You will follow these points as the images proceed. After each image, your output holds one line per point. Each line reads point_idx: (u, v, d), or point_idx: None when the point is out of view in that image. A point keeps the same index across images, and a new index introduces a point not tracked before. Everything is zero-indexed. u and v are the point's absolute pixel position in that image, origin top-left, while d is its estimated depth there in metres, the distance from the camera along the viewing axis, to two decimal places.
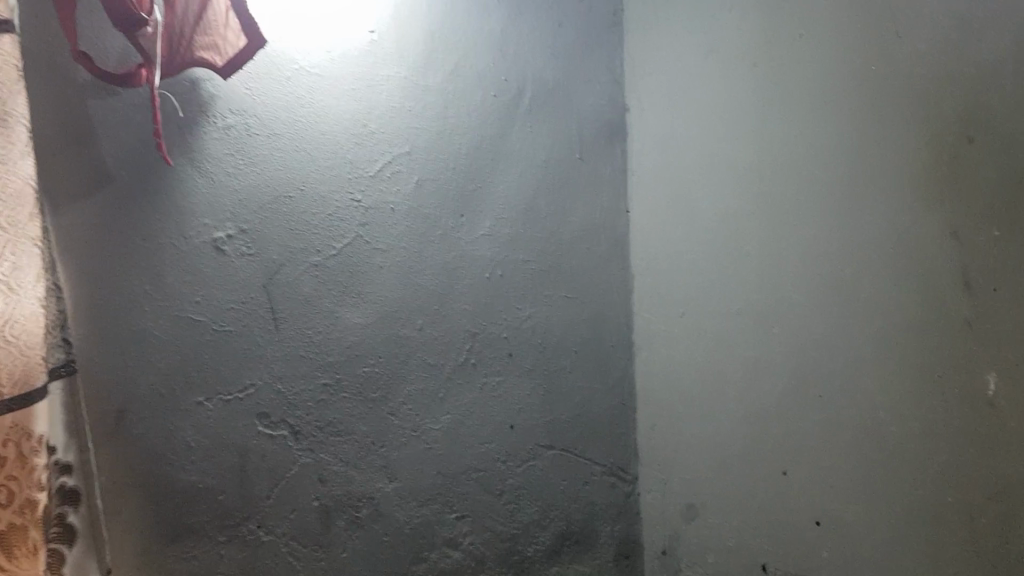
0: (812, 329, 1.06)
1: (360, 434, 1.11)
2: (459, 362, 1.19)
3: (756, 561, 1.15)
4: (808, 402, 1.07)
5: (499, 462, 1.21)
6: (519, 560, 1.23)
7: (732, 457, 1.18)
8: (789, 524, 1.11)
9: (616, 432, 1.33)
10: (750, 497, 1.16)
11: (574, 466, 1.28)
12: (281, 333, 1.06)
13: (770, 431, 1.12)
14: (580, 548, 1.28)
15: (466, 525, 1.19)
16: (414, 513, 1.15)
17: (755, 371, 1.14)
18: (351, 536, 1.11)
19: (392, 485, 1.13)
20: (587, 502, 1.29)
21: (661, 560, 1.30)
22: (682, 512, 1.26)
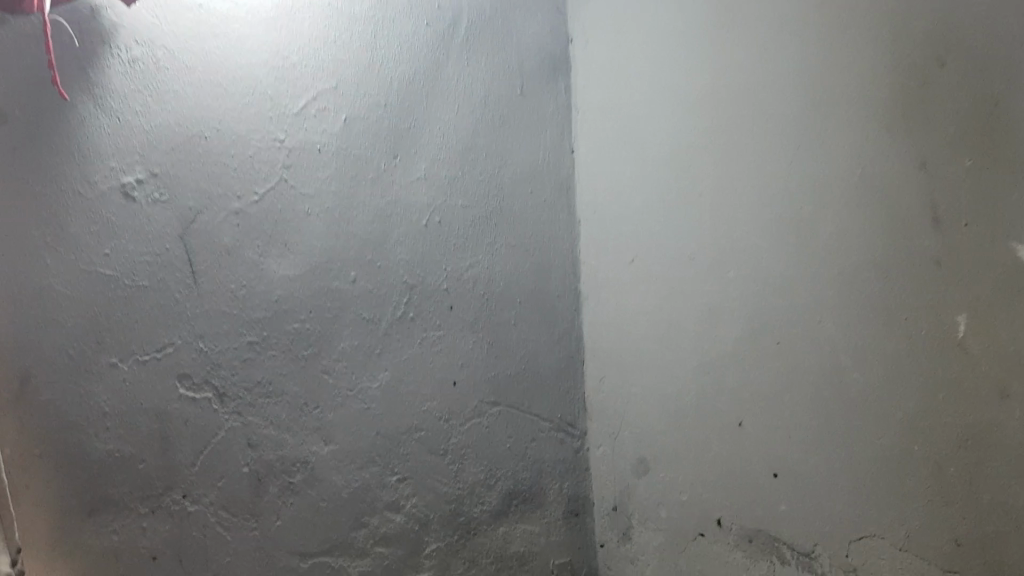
0: (772, 273, 1.02)
1: (293, 395, 1.04)
2: (396, 316, 1.12)
3: (711, 515, 1.12)
4: (763, 351, 1.04)
5: (442, 421, 1.15)
6: (466, 521, 1.17)
7: (684, 408, 1.14)
8: (746, 476, 1.07)
9: (564, 386, 1.27)
10: (705, 449, 1.12)
11: (521, 422, 1.22)
12: (201, 287, 0.98)
13: (726, 380, 1.08)
14: (528, 507, 1.22)
15: (409, 488, 1.12)
16: (353, 477, 1.08)
17: (707, 318, 1.10)
18: (286, 504, 1.04)
19: (328, 449, 1.06)
20: (535, 459, 1.22)
21: (611, 516, 1.25)
22: (632, 467, 1.21)
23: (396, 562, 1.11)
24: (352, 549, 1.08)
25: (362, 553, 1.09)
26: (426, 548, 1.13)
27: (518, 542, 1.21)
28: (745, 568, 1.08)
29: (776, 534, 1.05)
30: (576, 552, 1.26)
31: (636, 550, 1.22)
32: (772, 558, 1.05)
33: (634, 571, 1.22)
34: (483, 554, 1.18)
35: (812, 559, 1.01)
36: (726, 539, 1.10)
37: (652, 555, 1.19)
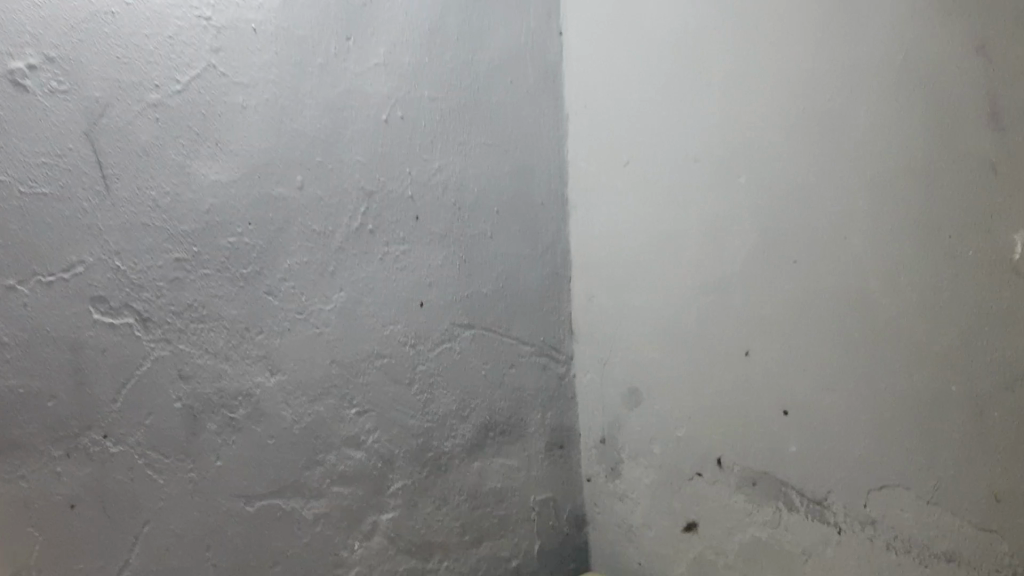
0: (792, 180, 0.87)
1: (231, 319, 0.90)
2: (352, 228, 0.97)
3: (711, 454, 0.99)
4: (776, 270, 0.90)
5: (407, 346, 1.01)
6: (435, 457, 1.04)
7: (680, 333, 1.00)
8: (751, 412, 0.94)
9: (547, 305, 1.13)
10: (706, 379, 0.98)
11: (498, 347, 1.08)
12: (115, 195, 0.83)
13: (731, 303, 0.94)
14: (506, 440, 1.09)
15: (370, 422, 0.99)
16: (305, 411, 0.95)
17: (710, 232, 0.96)
18: (227, 442, 0.91)
19: (275, 380, 0.93)
20: (514, 387, 1.09)
21: (600, 450, 1.13)
22: (624, 397, 1.08)
23: (357, 502, 1.00)
24: (306, 490, 0.96)
25: (317, 494, 0.97)
26: (391, 486, 1.02)
27: (495, 478, 1.09)
28: (747, 513, 0.96)
29: (783, 479, 0.92)
30: (559, 487, 1.14)
31: (625, 487, 1.11)
32: (778, 504, 0.93)
33: (622, 509, 1.11)
34: (456, 491, 1.06)
35: (823, 508, 0.89)
36: (726, 481, 0.98)
37: (644, 494, 1.08)
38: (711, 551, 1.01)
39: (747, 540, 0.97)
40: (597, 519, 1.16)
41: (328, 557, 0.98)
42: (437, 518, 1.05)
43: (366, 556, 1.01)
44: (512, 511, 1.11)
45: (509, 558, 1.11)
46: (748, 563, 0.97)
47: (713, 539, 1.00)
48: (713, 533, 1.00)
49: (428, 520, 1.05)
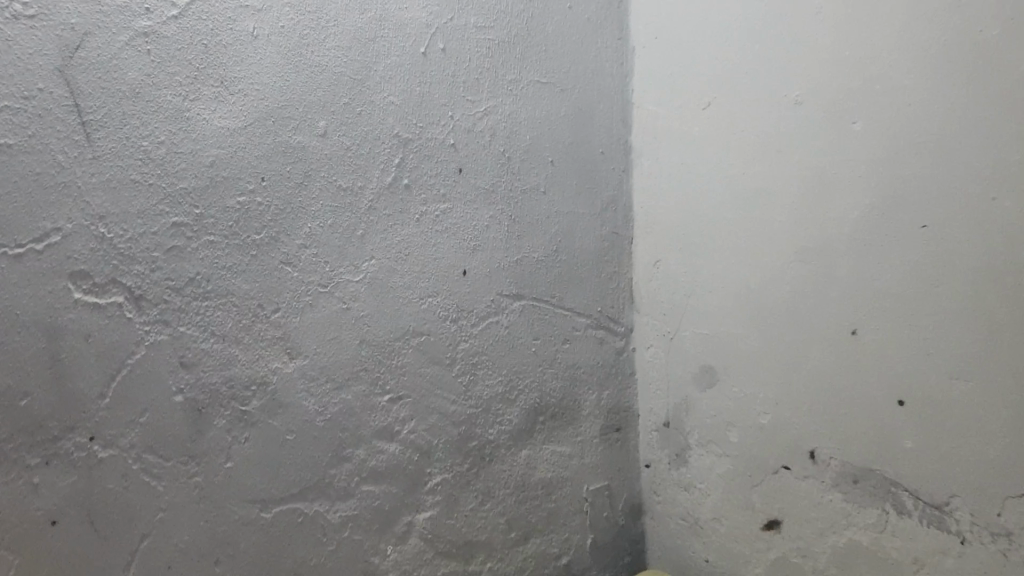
0: (923, 125, 0.71)
1: (242, 295, 0.76)
2: (385, 182, 0.82)
3: (802, 446, 0.85)
4: (897, 234, 0.74)
5: (448, 321, 0.86)
6: (479, 447, 0.90)
7: (771, 304, 0.85)
8: (858, 400, 0.79)
9: (605, 270, 0.98)
10: (801, 360, 0.83)
11: (550, 319, 0.93)
12: (97, 146, 0.67)
13: (837, 272, 0.79)
14: (558, 424, 0.95)
15: (406, 410, 0.85)
16: (330, 401, 0.81)
17: (813, 187, 0.80)
18: (239, 440, 0.77)
19: (295, 365, 0.79)
20: (567, 365, 0.95)
21: (662, 434, 0.99)
22: (694, 377, 0.94)
23: (390, 501, 0.86)
24: (332, 490, 0.82)
25: (345, 495, 0.83)
26: (429, 482, 0.88)
27: (545, 467, 0.94)
28: (845, 515, 0.82)
29: (895, 478, 0.78)
30: (616, 475, 1.00)
31: (692, 476, 0.96)
32: (886, 507, 0.79)
33: (688, 501, 0.97)
34: (501, 485, 0.92)
35: (943, 514, 0.74)
36: (819, 478, 0.84)
37: (716, 485, 0.94)
38: (796, 554, 0.87)
39: (843, 544, 0.83)
40: (657, 511, 1.02)
41: (356, 565, 0.84)
42: (481, 515, 0.91)
43: (400, 562, 0.86)
44: (564, 503, 0.96)
45: (559, 554, 0.97)
46: (841, 571, 0.83)
47: (799, 540, 0.86)
48: (800, 533, 0.86)
49: (470, 517, 0.90)
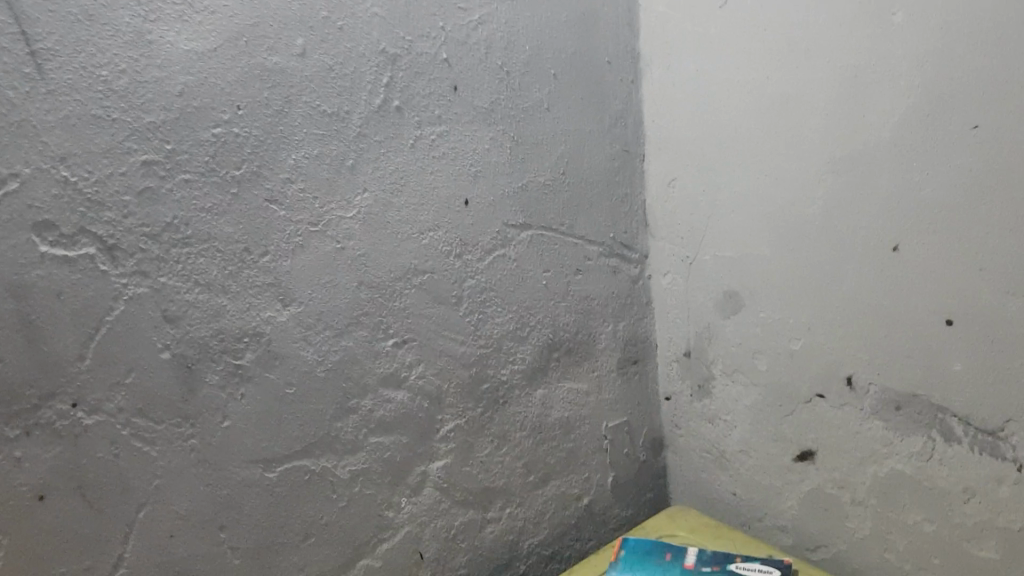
0: (972, 13, 0.64)
1: (226, 239, 0.69)
2: (374, 106, 0.74)
3: (839, 372, 0.79)
4: (944, 139, 0.67)
5: (452, 257, 0.80)
6: (493, 389, 0.84)
7: (801, 221, 0.79)
8: (901, 320, 0.73)
9: (616, 192, 0.91)
10: (836, 281, 0.77)
11: (560, 249, 0.87)
12: (50, 79, 0.59)
13: (876, 183, 0.72)
14: (574, 361, 0.89)
15: (411, 355, 0.79)
16: (330, 349, 0.75)
17: (847, 90, 0.73)
18: (235, 397, 0.71)
19: (289, 313, 0.72)
20: (581, 297, 0.89)
21: (683, 365, 0.93)
22: (716, 303, 0.88)
23: (402, 452, 0.80)
24: (338, 444, 0.77)
25: (352, 448, 0.77)
26: (442, 429, 0.82)
27: (562, 407, 0.89)
28: (886, 443, 0.77)
29: (943, 403, 0.72)
30: (636, 410, 0.95)
31: (716, 408, 0.91)
32: (931, 434, 0.74)
33: (714, 433, 0.92)
34: (517, 427, 0.86)
35: (998, 440, 0.69)
36: (858, 404, 0.79)
37: (743, 417, 0.89)
38: (832, 485, 0.82)
39: (885, 473, 0.78)
40: (679, 444, 0.97)
41: (371, 519, 0.80)
42: (498, 460, 0.86)
43: (416, 513, 0.82)
44: (584, 442, 0.91)
45: (579, 495, 0.92)
46: (883, 500, 0.79)
47: (836, 470, 0.82)
48: (836, 463, 0.82)
49: (486, 463, 0.85)
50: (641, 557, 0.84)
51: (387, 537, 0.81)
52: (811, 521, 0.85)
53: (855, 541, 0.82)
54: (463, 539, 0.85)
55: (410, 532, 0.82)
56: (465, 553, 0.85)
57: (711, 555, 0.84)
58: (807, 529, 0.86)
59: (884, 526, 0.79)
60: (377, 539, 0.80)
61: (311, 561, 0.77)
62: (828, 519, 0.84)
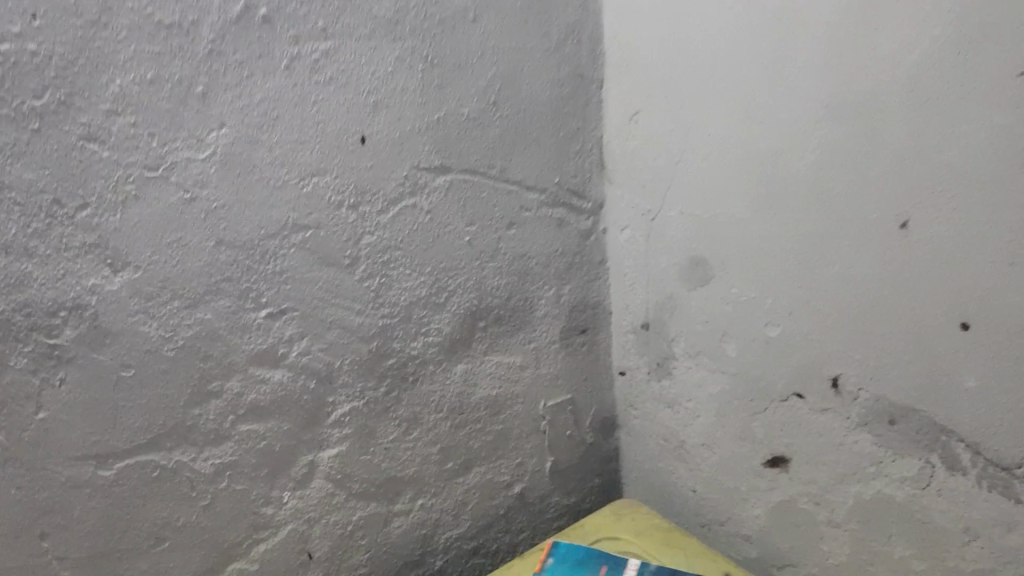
0: None
1: (27, 190, 0.52)
2: (232, 16, 0.56)
3: (823, 372, 0.64)
4: (981, 90, 0.49)
5: (344, 208, 0.64)
6: (400, 365, 0.70)
7: (787, 179, 0.61)
8: (902, 319, 0.57)
9: (565, 127, 0.74)
10: (826, 259, 0.60)
11: (489, 198, 0.71)
12: None
13: (883, 141, 0.55)
14: (505, 331, 0.75)
15: (291, 328, 0.64)
16: (180, 323, 0.60)
17: (854, 15, 0.54)
18: (51, 383, 0.56)
19: (121, 280, 0.57)
20: (515, 255, 0.73)
21: (640, 336, 0.79)
22: (681, 269, 0.72)
23: (282, 441, 0.67)
24: (197, 435, 0.63)
25: (218, 439, 0.64)
26: (334, 412, 0.68)
27: (488, 383, 0.75)
28: (873, 462, 0.62)
29: (948, 425, 0.57)
30: (581, 386, 0.82)
31: (676, 392, 0.77)
32: (929, 459, 0.59)
33: (672, 419, 0.78)
34: (431, 409, 0.73)
35: (1013, 479, 0.54)
36: (843, 413, 0.63)
37: (706, 406, 0.74)
38: (807, 500, 0.68)
39: (870, 497, 0.63)
40: (633, 426, 0.84)
41: (243, 518, 0.67)
42: (407, 447, 0.73)
43: (302, 508, 0.69)
44: (516, 423, 0.78)
45: (510, 482, 0.80)
46: (864, 526, 0.65)
47: (811, 485, 0.67)
48: (812, 477, 0.67)
49: (391, 450, 0.72)
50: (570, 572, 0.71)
51: (265, 537, 0.68)
52: (778, 534, 0.72)
53: (827, 566, 0.68)
54: (363, 535, 0.73)
55: (294, 530, 0.69)
56: (365, 549, 0.73)
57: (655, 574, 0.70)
58: (773, 543, 0.72)
59: (862, 556, 0.65)
60: (252, 539, 0.67)
61: (165, 568, 0.64)
62: (799, 537, 0.70)
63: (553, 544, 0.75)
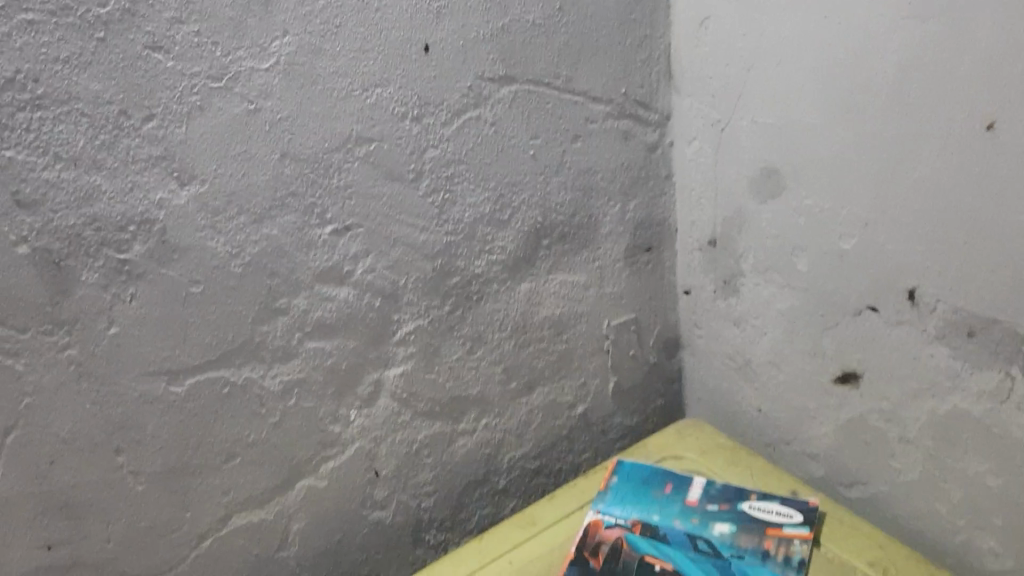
0: None
1: (93, 100, 0.51)
2: None
3: (901, 283, 0.62)
4: None
5: (408, 120, 0.62)
6: (465, 283, 0.69)
7: (865, 83, 0.59)
8: (986, 225, 0.55)
9: (632, 35, 0.71)
10: (906, 167, 0.58)
11: (553, 110, 0.69)
12: None
13: (972, 35, 0.52)
14: (569, 248, 0.74)
15: (356, 245, 0.63)
16: (247, 238, 0.59)
17: None
18: (122, 298, 0.56)
19: (188, 194, 0.56)
20: (580, 170, 0.72)
21: (707, 254, 0.77)
22: (751, 182, 0.70)
23: (348, 359, 0.66)
24: (265, 352, 0.63)
25: (285, 356, 0.64)
26: (398, 331, 0.68)
27: (552, 302, 0.74)
28: (949, 376, 0.61)
29: None
30: (645, 306, 0.80)
31: (744, 310, 0.75)
32: (1010, 371, 0.57)
33: (739, 338, 0.77)
34: (495, 328, 0.72)
35: None
36: (919, 325, 0.61)
37: (775, 323, 0.73)
38: (877, 417, 0.67)
39: (945, 412, 0.62)
40: (698, 346, 0.82)
41: (312, 436, 0.67)
42: (471, 366, 0.72)
43: (369, 427, 0.69)
44: (579, 343, 0.77)
45: (573, 403, 0.79)
46: (938, 444, 0.63)
47: (884, 400, 0.66)
48: (885, 393, 0.66)
49: (455, 370, 0.72)
50: (635, 488, 0.72)
51: (333, 454, 0.68)
52: (846, 453, 0.70)
53: (897, 484, 0.67)
54: (428, 454, 0.73)
55: (361, 449, 0.69)
56: (431, 469, 0.73)
57: (719, 490, 0.71)
58: (842, 462, 0.71)
59: (935, 473, 0.64)
60: (321, 457, 0.68)
61: (237, 484, 0.65)
62: (868, 455, 0.69)
63: (617, 463, 0.76)
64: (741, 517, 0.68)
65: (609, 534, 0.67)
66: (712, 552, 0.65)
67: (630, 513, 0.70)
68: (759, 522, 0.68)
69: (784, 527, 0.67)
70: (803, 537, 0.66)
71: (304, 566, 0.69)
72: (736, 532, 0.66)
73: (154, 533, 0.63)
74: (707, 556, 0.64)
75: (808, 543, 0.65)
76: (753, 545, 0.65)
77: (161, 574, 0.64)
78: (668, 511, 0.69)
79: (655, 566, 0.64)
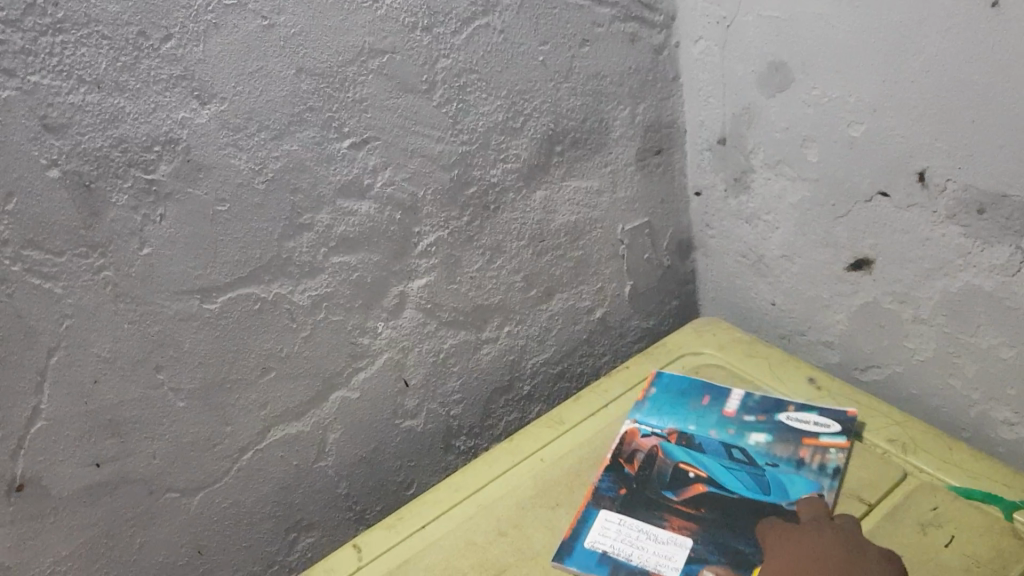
0: None
1: (112, 21, 0.52)
2: None
3: (911, 166, 0.63)
4: None
5: (419, 30, 0.63)
6: (482, 193, 0.71)
7: None
8: (994, 101, 0.56)
9: None
10: (914, 48, 0.59)
11: (560, 16, 0.69)
12: None
13: None
14: (581, 155, 0.75)
15: (375, 158, 0.65)
16: (269, 154, 0.60)
17: None
18: (153, 219, 0.57)
19: (209, 113, 0.57)
20: (589, 76, 0.73)
21: (717, 154, 0.78)
22: (759, 76, 0.71)
23: (373, 272, 0.68)
24: (293, 268, 0.64)
25: (312, 271, 0.65)
26: (420, 243, 0.69)
27: (567, 209, 0.76)
28: (961, 254, 0.62)
29: None
30: (657, 209, 0.82)
31: (755, 206, 0.77)
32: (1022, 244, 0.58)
33: (751, 235, 0.79)
34: (513, 237, 0.74)
35: None
36: (930, 206, 0.63)
37: (787, 216, 0.74)
38: (890, 300, 0.69)
39: (957, 290, 0.64)
40: (711, 246, 0.84)
41: (342, 349, 0.69)
42: (491, 275, 0.74)
43: (397, 338, 0.71)
44: (595, 249, 0.80)
45: (591, 308, 0.82)
46: (951, 320, 0.65)
47: (897, 284, 0.68)
48: (898, 276, 0.67)
49: (476, 279, 0.73)
50: (673, 399, 0.73)
51: (363, 366, 0.70)
52: (862, 337, 0.73)
53: (912, 363, 0.70)
54: (454, 363, 0.75)
55: (390, 360, 0.72)
56: (458, 376, 0.76)
57: (758, 401, 0.72)
58: (858, 347, 0.74)
59: (949, 349, 0.66)
60: (352, 368, 0.70)
61: (274, 398, 0.67)
62: (883, 337, 0.71)
63: (657, 373, 0.77)
64: (779, 428, 0.68)
65: (647, 443, 0.68)
66: (747, 461, 0.65)
67: (667, 423, 0.70)
68: (796, 432, 0.68)
69: (821, 436, 0.67)
70: (840, 446, 0.66)
71: (343, 476, 0.73)
72: (773, 442, 0.67)
73: (197, 449, 0.65)
74: (741, 464, 0.65)
75: (844, 452, 0.65)
76: (788, 455, 0.65)
77: (207, 488, 0.66)
78: (704, 421, 0.70)
79: (689, 474, 0.65)
